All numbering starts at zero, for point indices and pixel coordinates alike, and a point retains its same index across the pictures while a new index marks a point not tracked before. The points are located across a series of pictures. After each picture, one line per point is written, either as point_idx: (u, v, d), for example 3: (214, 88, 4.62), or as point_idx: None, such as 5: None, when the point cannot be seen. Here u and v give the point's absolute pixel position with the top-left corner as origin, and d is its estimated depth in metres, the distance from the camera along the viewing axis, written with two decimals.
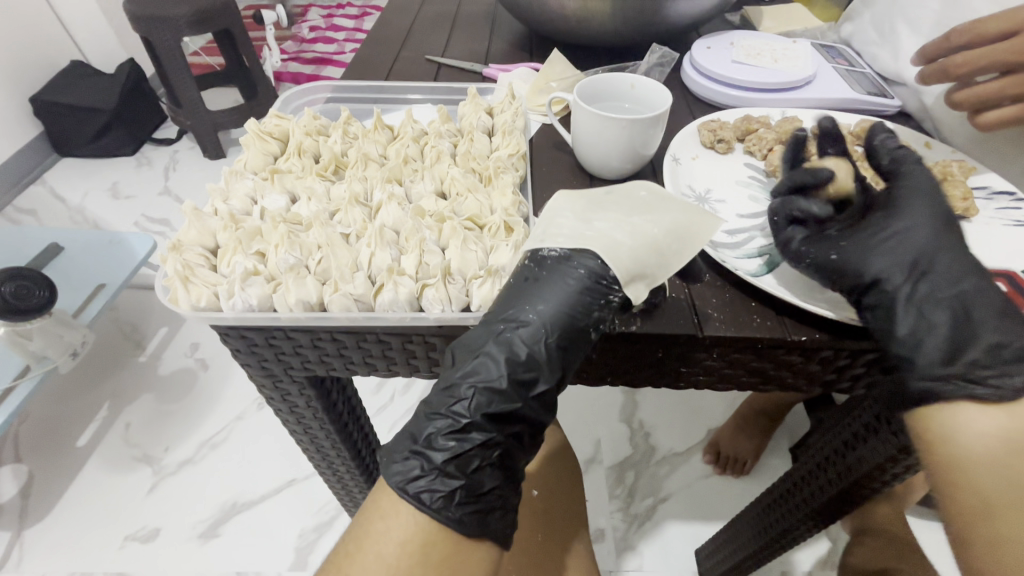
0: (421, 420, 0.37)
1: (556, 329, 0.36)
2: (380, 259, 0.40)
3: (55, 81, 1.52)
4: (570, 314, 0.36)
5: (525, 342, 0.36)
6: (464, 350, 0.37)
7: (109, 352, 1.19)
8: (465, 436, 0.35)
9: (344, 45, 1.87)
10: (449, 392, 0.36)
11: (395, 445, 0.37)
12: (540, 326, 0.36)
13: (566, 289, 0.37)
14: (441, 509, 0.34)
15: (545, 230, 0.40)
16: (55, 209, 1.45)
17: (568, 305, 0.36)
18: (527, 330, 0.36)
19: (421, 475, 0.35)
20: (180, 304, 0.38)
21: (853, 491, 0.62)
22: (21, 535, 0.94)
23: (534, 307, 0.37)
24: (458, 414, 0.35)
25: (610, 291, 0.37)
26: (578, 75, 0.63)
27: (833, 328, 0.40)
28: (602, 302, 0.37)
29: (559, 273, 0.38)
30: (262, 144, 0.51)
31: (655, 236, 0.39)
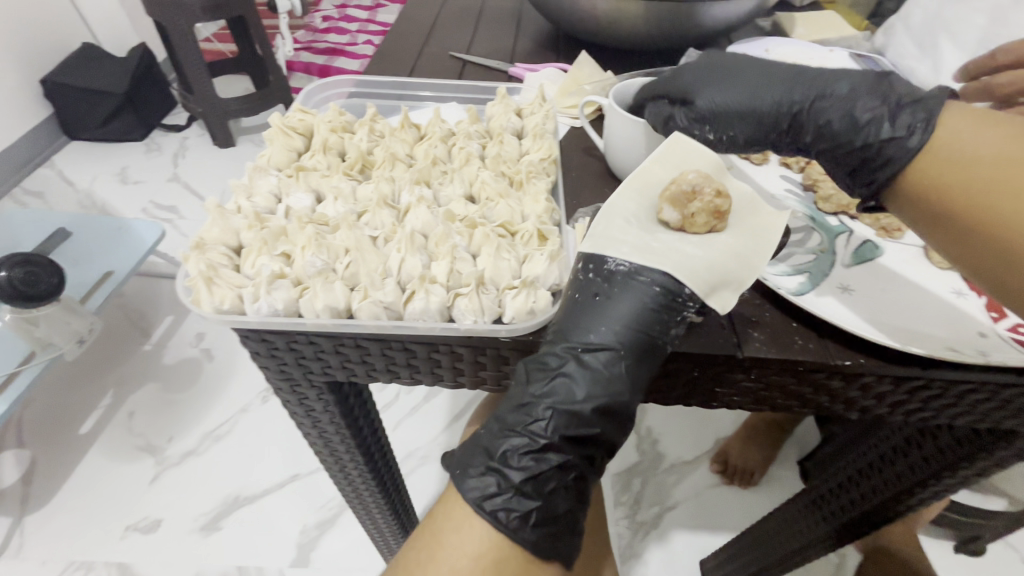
0: (495, 436, 0.37)
1: (633, 350, 0.36)
2: (410, 265, 0.39)
3: (68, 64, 1.51)
4: (650, 332, 0.35)
5: (601, 361, 0.35)
6: (539, 367, 0.37)
7: (113, 340, 1.18)
8: (542, 456, 0.35)
9: (357, 36, 1.85)
10: (527, 410, 0.36)
11: (472, 458, 0.36)
12: (617, 347, 0.35)
13: (637, 306, 0.36)
14: (517, 529, 0.34)
15: (606, 238, 0.38)
16: (64, 193, 1.43)
17: (643, 324, 0.35)
18: (607, 353, 0.35)
19: (497, 493, 0.35)
20: (201, 305, 0.36)
21: (877, 513, 0.60)
22: (22, 521, 0.93)
23: (605, 329, 0.36)
24: (537, 434, 0.35)
25: (684, 304, 0.36)
26: (610, 78, 0.61)
27: (891, 356, 0.38)
28: (677, 314, 0.36)
29: (630, 291, 0.36)
30: (286, 139, 0.50)
31: (730, 244, 0.38)
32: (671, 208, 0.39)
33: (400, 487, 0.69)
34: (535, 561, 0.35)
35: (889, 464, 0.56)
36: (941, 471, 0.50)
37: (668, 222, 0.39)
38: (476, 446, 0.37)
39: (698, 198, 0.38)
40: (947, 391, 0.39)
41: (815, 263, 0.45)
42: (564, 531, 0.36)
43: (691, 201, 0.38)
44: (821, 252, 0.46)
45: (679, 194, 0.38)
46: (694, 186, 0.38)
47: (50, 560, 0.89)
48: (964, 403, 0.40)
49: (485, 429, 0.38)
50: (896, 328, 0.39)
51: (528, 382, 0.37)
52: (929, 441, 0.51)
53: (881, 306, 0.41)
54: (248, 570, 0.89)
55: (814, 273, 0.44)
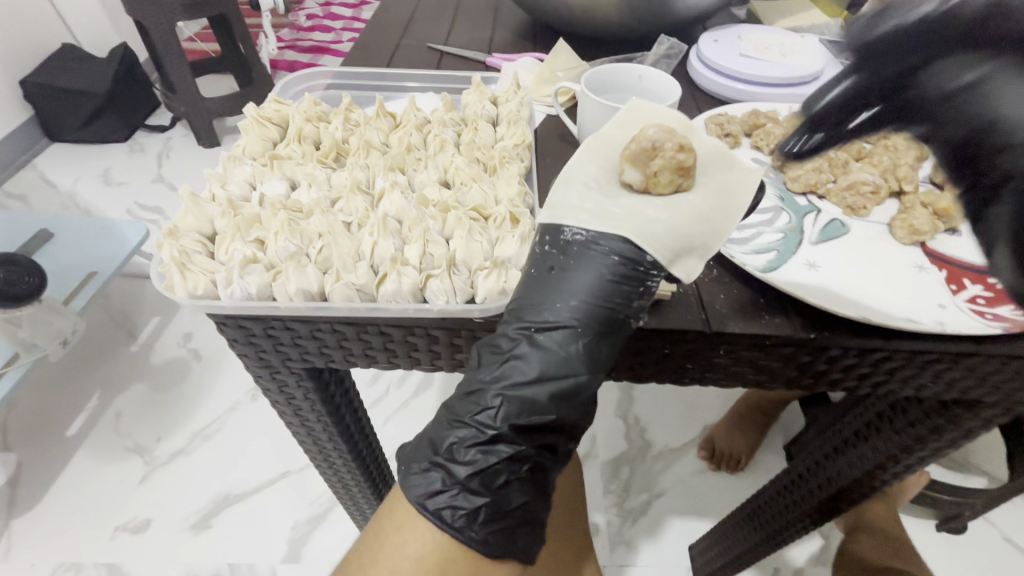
0: (443, 427, 0.37)
1: (592, 325, 0.35)
2: (383, 248, 0.39)
3: (47, 64, 1.49)
4: (609, 302, 0.35)
5: (561, 332, 0.35)
6: (492, 350, 0.37)
7: (99, 342, 1.17)
8: (491, 448, 0.36)
9: (342, 34, 1.84)
10: (475, 399, 0.36)
11: (416, 454, 0.37)
12: (573, 323, 0.35)
13: (596, 278, 0.35)
14: (463, 528, 0.35)
15: (564, 206, 0.37)
16: (46, 195, 1.42)
17: (601, 297, 0.35)
18: (562, 330, 0.35)
19: (443, 489, 0.35)
20: (176, 291, 0.37)
21: (853, 488, 0.61)
22: (8, 526, 0.93)
23: (563, 305, 0.36)
24: (484, 424, 0.36)
25: (647, 271, 0.36)
26: (585, 66, 0.62)
27: (854, 328, 0.39)
28: (638, 283, 0.36)
29: (586, 261, 0.36)
30: (261, 129, 0.50)
31: (694, 205, 0.37)
32: (631, 167, 0.36)
33: (386, 474, 0.70)
34: (483, 558, 0.36)
35: (863, 438, 0.57)
36: (913, 444, 0.52)
37: (631, 184, 0.37)
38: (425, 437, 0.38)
39: (658, 155, 0.35)
40: (910, 361, 0.40)
41: (783, 242, 0.45)
42: (517, 524, 0.37)
43: (651, 159, 0.36)
44: (790, 231, 0.46)
45: (640, 151, 0.36)
46: (654, 142, 0.35)
47: (38, 563, 0.89)
48: (929, 372, 0.41)
49: (434, 421, 0.39)
50: (854, 301, 0.40)
51: (482, 366, 0.37)
52: (900, 415, 0.52)
53: (844, 283, 0.42)
54: (239, 566, 0.89)
55: (783, 251, 0.44)
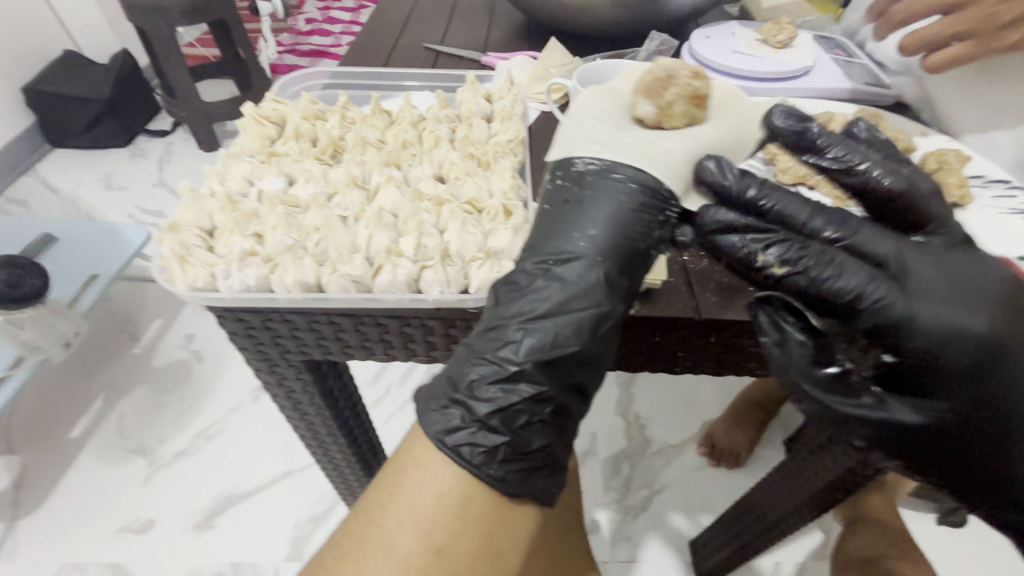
0: (462, 365, 0.37)
1: (611, 256, 0.37)
2: (378, 241, 0.40)
3: (48, 71, 1.51)
4: (630, 221, 0.38)
5: (583, 246, 0.37)
6: (509, 288, 0.37)
7: (101, 344, 1.18)
8: (513, 387, 0.35)
9: (340, 38, 1.86)
10: (496, 335, 0.37)
11: (436, 391, 0.37)
12: (594, 249, 0.37)
13: (614, 206, 0.38)
14: (482, 466, 0.35)
15: (576, 140, 0.42)
16: (48, 201, 1.43)
17: (621, 225, 0.38)
18: (582, 258, 0.37)
19: (461, 426, 0.35)
20: (176, 284, 0.38)
21: (848, 478, 0.62)
22: (13, 528, 0.94)
23: (584, 233, 0.38)
24: (505, 359, 0.36)
25: (667, 204, 0.40)
26: (578, 63, 0.63)
27: None
28: (658, 213, 0.39)
29: (602, 190, 0.39)
30: (259, 127, 0.51)
31: (706, 136, 0.43)
32: (645, 95, 0.43)
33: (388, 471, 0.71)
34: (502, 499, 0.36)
35: None
36: None
37: (644, 117, 0.43)
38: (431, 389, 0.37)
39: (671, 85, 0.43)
40: None
41: None
42: (537, 466, 0.36)
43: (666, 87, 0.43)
44: None
45: (655, 81, 0.43)
46: (668, 74, 0.43)
47: (43, 563, 0.90)
48: None
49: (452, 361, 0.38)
50: None
51: (499, 304, 0.37)
52: None
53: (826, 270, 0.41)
54: (242, 565, 0.90)
55: None
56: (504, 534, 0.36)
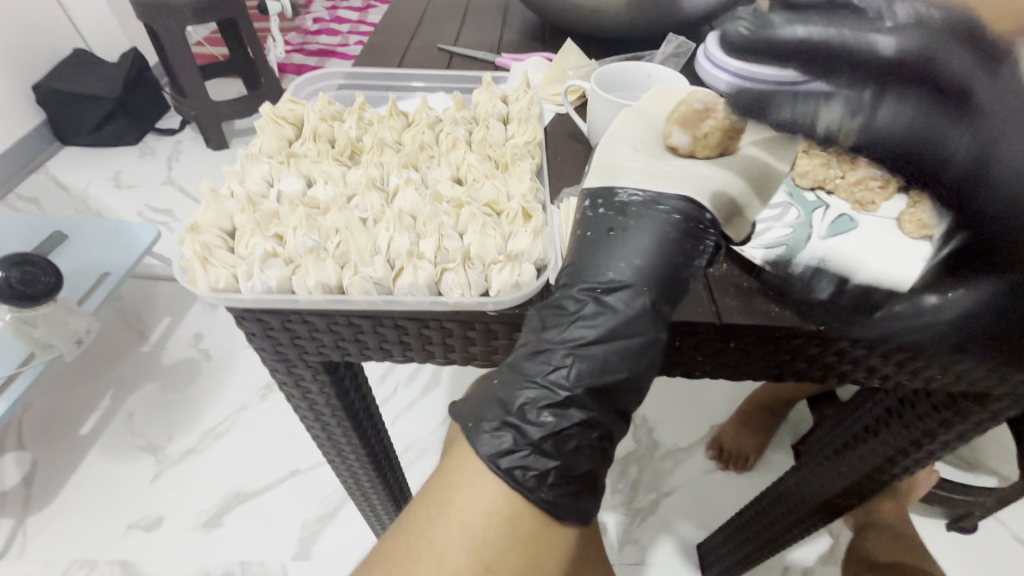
0: (510, 387, 0.38)
1: (655, 283, 0.39)
2: (399, 243, 0.41)
3: (59, 69, 1.52)
4: (666, 243, 0.39)
5: (618, 267, 0.39)
6: (557, 313, 0.39)
7: (112, 342, 1.19)
8: (563, 413, 0.37)
9: (349, 37, 1.86)
10: (545, 358, 0.38)
11: (486, 411, 0.38)
12: (640, 279, 0.39)
13: (658, 234, 0.40)
14: (533, 488, 0.36)
15: (616, 168, 0.43)
16: (59, 198, 1.44)
17: (665, 254, 0.39)
18: (629, 288, 0.38)
19: (514, 448, 0.36)
20: (198, 285, 0.38)
21: (863, 484, 0.61)
22: (24, 523, 0.94)
23: (629, 261, 0.39)
24: (557, 384, 0.37)
25: (698, 218, 0.41)
26: (593, 65, 0.63)
27: None
28: (693, 227, 0.40)
29: (646, 220, 0.40)
30: (277, 128, 0.51)
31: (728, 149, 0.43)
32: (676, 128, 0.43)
33: (398, 471, 0.71)
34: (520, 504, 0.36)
35: (872, 434, 0.58)
36: (922, 438, 0.52)
37: (678, 146, 0.43)
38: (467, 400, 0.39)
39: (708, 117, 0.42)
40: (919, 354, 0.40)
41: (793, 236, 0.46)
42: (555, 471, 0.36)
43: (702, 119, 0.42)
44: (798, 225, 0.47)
45: (691, 114, 0.43)
46: (705, 106, 0.42)
47: (53, 560, 0.90)
48: (938, 364, 0.41)
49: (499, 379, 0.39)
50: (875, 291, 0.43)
51: (544, 328, 0.39)
52: (910, 410, 0.52)
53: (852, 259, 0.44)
54: (251, 563, 0.90)
55: (793, 245, 0.45)
56: (544, 553, 0.37)
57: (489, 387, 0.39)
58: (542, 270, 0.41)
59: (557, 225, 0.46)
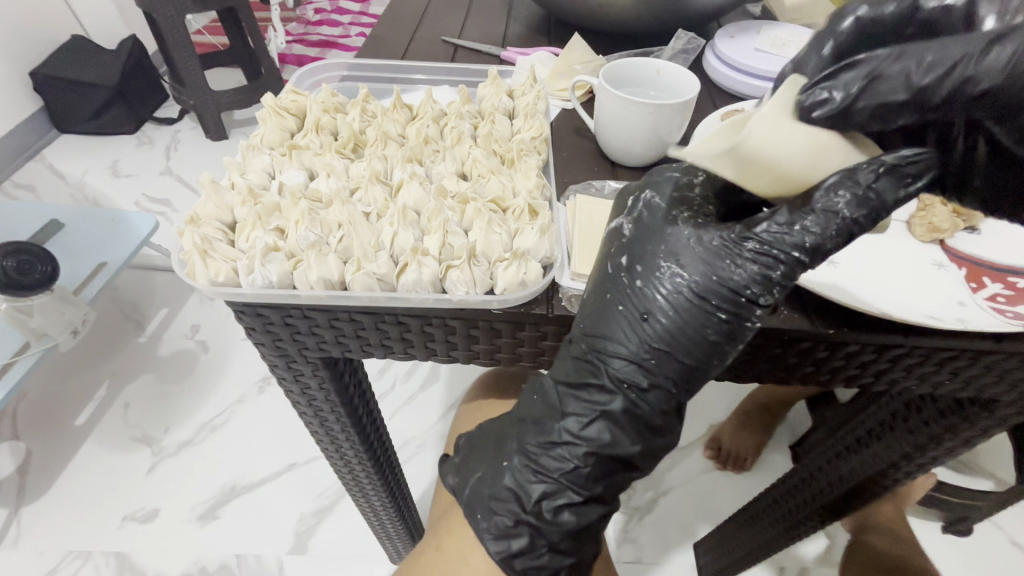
0: (527, 478, 0.38)
1: (677, 381, 0.36)
2: (402, 239, 0.40)
3: (56, 56, 1.50)
4: (698, 343, 0.35)
5: (631, 363, 0.36)
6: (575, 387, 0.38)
7: (108, 332, 1.18)
8: (582, 510, 0.39)
9: (350, 28, 1.84)
10: (561, 455, 0.37)
11: (504, 505, 0.39)
12: (661, 375, 0.36)
13: (688, 332, 0.35)
14: None
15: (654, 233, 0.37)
16: (55, 186, 1.43)
17: (691, 356, 0.35)
18: (648, 384, 0.36)
19: (529, 550, 0.39)
20: (197, 278, 0.37)
21: (863, 487, 0.61)
22: (18, 513, 0.93)
23: (654, 358, 0.36)
24: (575, 488, 0.38)
25: (734, 299, 0.34)
26: (600, 60, 0.62)
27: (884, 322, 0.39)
28: (723, 315, 0.34)
29: (679, 310, 0.35)
30: (278, 119, 0.50)
31: None
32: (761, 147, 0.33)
33: (396, 466, 0.70)
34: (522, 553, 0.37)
35: (875, 438, 0.57)
36: (926, 442, 0.51)
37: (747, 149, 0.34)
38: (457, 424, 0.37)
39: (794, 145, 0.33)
40: (929, 358, 0.40)
41: None
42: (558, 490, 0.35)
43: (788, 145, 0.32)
44: None
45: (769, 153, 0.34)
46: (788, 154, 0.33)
47: (47, 550, 0.90)
48: (946, 369, 0.41)
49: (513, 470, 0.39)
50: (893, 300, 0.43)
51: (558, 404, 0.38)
52: (914, 415, 0.52)
53: (870, 279, 0.42)
54: (247, 557, 0.90)
55: None
56: None
57: (502, 474, 0.40)
58: (548, 268, 0.41)
59: (563, 223, 0.46)
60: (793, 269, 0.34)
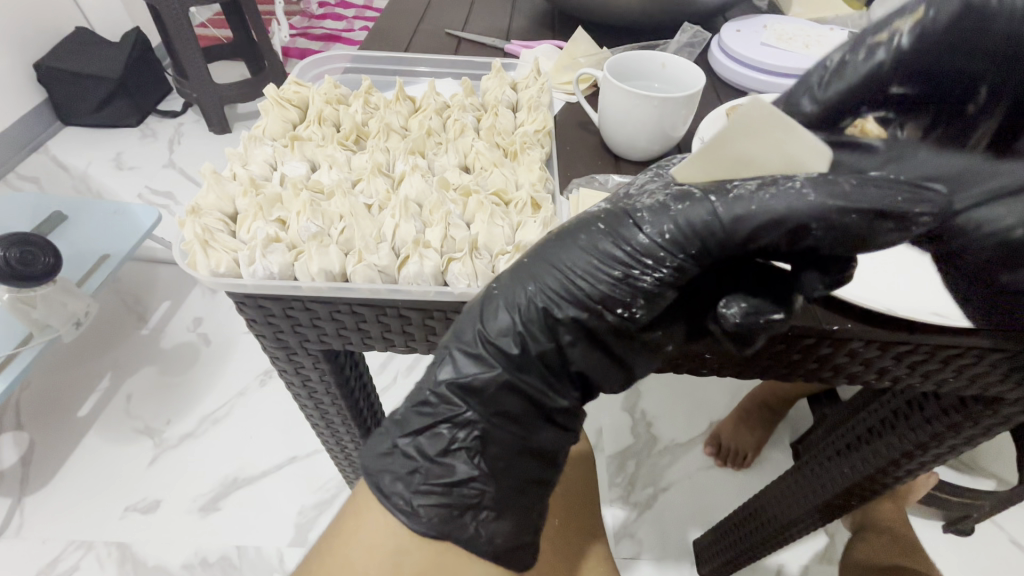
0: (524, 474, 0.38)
1: (552, 317, 0.34)
2: (404, 231, 0.40)
3: (60, 48, 1.50)
4: (583, 270, 0.34)
5: (507, 312, 0.35)
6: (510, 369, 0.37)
7: (110, 324, 1.18)
8: None
9: (354, 22, 1.84)
10: None
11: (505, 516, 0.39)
12: (534, 305, 0.34)
13: (575, 257, 0.34)
14: None
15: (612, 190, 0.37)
16: (59, 178, 1.43)
17: (570, 283, 0.34)
18: (519, 312, 0.35)
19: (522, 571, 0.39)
20: (198, 269, 0.37)
21: (865, 485, 0.61)
22: (21, 502, 0.94)
23: (531, 284, 0.35)
24: None
25: (636, 259, 0.33)
26: (605, 53, 0.62)
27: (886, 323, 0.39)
28: (617, 275, 0.33)
29: (577, 236, 0.35)
30: (281, 110, 0.50)
31: None
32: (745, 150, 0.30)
33: None
34: None
35: (877, 436, 0.57)
36: (928, 441, 0.51)
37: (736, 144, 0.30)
38: (456, 406, 0.36)
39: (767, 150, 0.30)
40: (933, 356, 0.40)
41: None
42: None
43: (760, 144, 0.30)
44: None
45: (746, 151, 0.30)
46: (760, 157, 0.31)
47: (50, 539, 0.90)
48: (951, 367, 0.41)
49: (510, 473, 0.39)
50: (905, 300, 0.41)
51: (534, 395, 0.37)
52: (918, 412, 0.52)
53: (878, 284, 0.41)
54: (247, 548, 0.90)
55: None
56: None
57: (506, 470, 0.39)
58: None
59: (566, 216, 0.45)
60: (696, 205, 0.32)
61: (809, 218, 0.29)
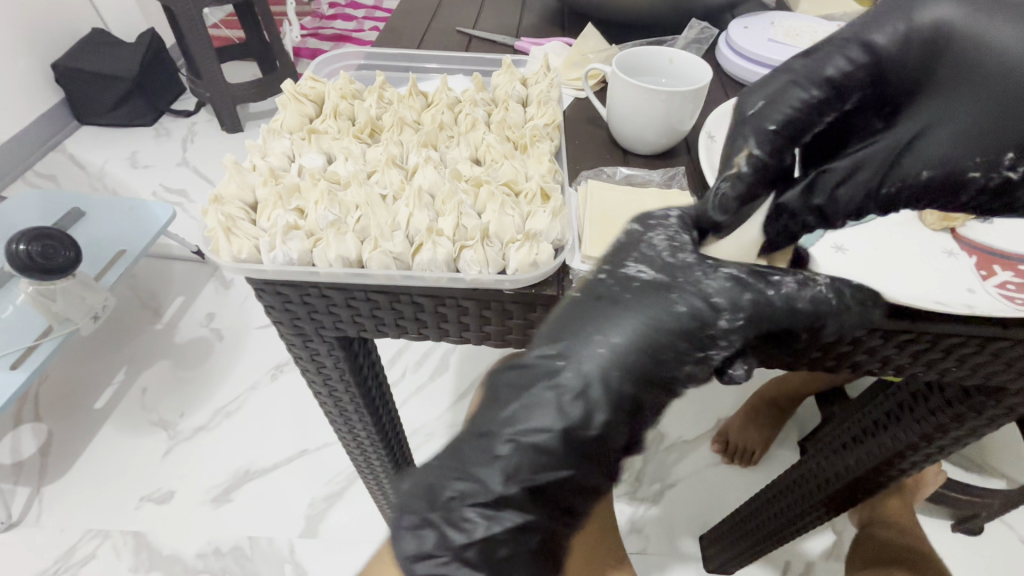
0: None
1: (621, 392, 0.29)
2: (418, 219, 0.41)
3: (77, 48, 1.53)
4: (655, 345, 0.29)
5: (573, 393, 0.28)
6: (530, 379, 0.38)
7: (126, 319, 1.21)
8: None
9: (364, 22, 1.86)
10: None
11: None
12: (604, 380, 0.29)
13: (646, 328, 0.29)
14: None
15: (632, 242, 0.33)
16: (75, 176, 1.46)
17: (642, 355, 0.29)
18: (586, 391, 0.28)
19: None
20: (221, 255, 0.38)
21: (870, 478, 0.61)
22: (40, 491, 0.96)
23: (597, 357, 0.29)
24: None
25: (708, 338, 0.30)
26: (613, 50, 0.63)
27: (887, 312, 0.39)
28: (692, 355, 0.30)
29: (642, 303, 0.30)
30: (298, 105, 0.51)
31: None
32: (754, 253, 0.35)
33: (403, 445, 0.71)
34: None
35: (882, 428, 0.57)
36: (933, 432, 0.51)
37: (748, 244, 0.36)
38: None
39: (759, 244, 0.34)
40: (937, 345, 0.40)
41: None
42: None
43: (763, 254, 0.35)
44: None
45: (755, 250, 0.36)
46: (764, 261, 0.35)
47: (68, 528, 0.92)
48: (953, 356, 0.41)
49: None
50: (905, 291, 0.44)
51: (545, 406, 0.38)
52: (922, 404, 0.52)
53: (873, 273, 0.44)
54: (259, 539, 0.92)
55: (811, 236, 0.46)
56: None
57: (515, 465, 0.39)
58: (560, 251, 0.41)
59: (575, 208, 0.47)
60: (760, 292, 0.30)
61: (829, 317, 0.31)
